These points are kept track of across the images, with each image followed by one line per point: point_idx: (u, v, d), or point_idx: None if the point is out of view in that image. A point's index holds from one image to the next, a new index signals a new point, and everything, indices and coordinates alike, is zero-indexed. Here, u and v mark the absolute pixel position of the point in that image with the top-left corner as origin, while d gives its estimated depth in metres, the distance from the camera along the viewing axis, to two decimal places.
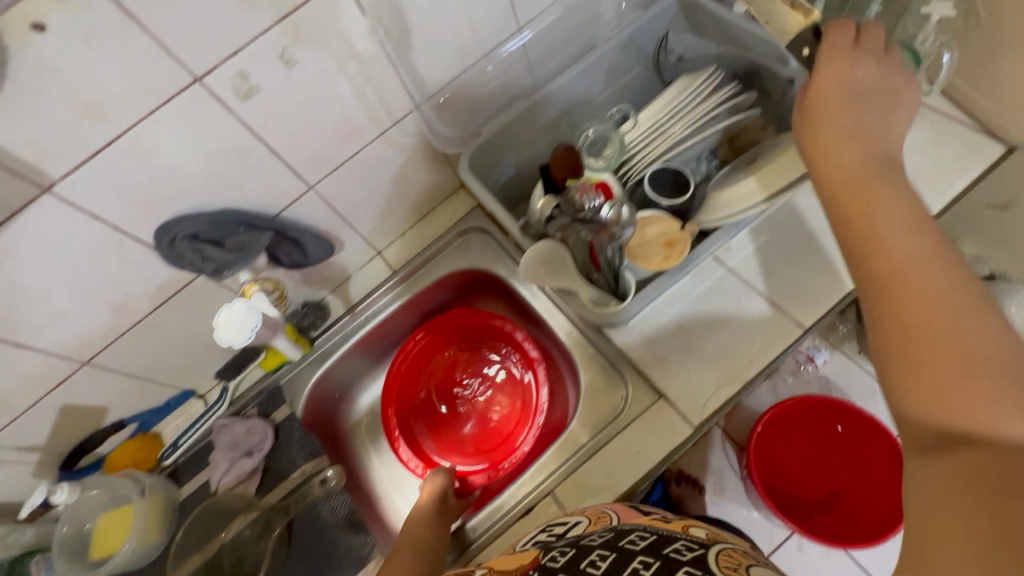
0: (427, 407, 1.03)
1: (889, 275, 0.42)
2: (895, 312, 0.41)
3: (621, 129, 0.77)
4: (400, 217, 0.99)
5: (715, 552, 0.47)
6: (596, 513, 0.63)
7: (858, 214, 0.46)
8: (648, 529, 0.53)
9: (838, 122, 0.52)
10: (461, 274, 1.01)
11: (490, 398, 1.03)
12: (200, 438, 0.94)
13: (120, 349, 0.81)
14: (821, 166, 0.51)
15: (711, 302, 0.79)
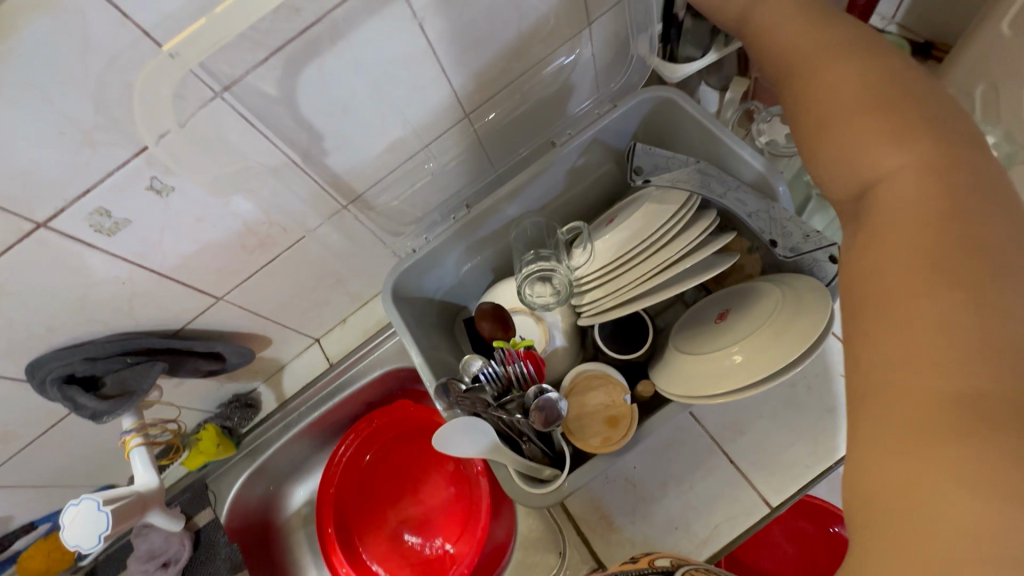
0: (369, 505, 0.95)
1: (892, 316, 0.34)
2: (875, 281, 0.37)
3: (572, 260, 0.66)
4: (339, 305, 0.88)
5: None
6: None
7: (863, 163, 0.41)
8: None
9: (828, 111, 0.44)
10: (407, 371, 0.92)
11: (437, 501, 0.94)
12: (120, 536, 0.88)
13: (14, 469, 0.74)
14: (813, 131, 0.45)
15: (669, 459, 0.69)
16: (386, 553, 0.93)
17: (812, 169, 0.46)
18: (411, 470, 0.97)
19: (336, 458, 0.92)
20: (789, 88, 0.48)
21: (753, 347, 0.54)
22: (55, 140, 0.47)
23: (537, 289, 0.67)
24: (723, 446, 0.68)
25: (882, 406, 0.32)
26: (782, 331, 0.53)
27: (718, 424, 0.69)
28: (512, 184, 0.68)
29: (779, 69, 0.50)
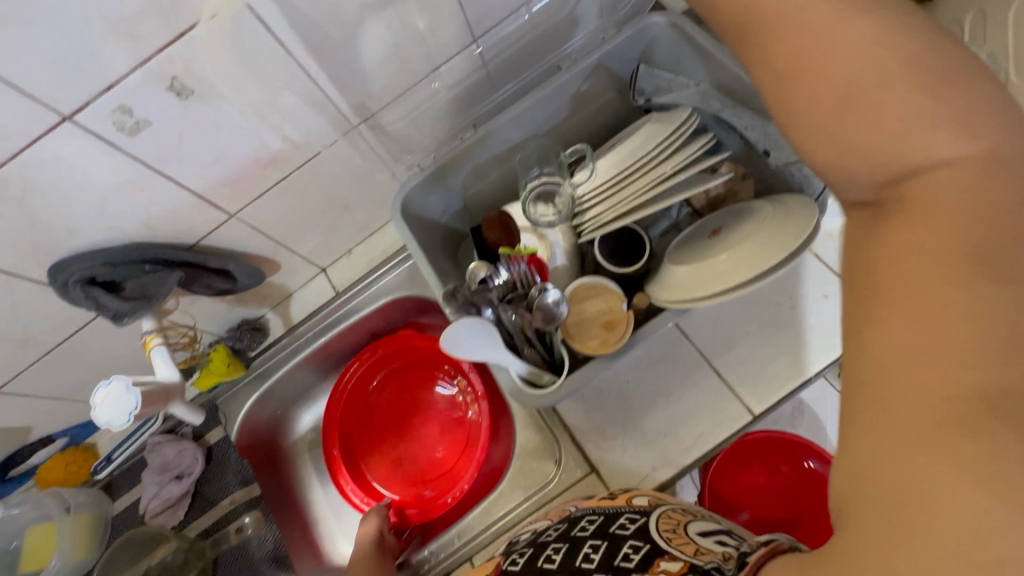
0: (373, 430, 1.00)
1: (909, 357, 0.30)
2: (880, 280, 0.32)
3: (574, 179, 0.68)
4: (345, 234, 0.91)
5: (653, 517, 0.56)
6: (549, 510, 0.72)
7: (875, 149, 0.34)
8: (594, 515, 0.62)
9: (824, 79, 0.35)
10: (409, 300, 0.95)
11: (435, 428, 0.99)
12: (134, 452, 0.92)
13: (33, 377, 0.76)
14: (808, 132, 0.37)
15: (658, 372, 0.73)
16: (385, 474, 0.97)
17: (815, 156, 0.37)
18: (411, 399, 1.01)
19: (341, 381, 0.96)
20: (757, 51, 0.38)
21: (746, 252, 0.57)
22: (81, 30, 0.48)
23: (540, 207, 0.69)
24: (711, 362, 0.72)
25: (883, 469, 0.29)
26: (773, 237, 0.56)
27: (707, 341, 0.73)
28: (518, 106, 0.69)
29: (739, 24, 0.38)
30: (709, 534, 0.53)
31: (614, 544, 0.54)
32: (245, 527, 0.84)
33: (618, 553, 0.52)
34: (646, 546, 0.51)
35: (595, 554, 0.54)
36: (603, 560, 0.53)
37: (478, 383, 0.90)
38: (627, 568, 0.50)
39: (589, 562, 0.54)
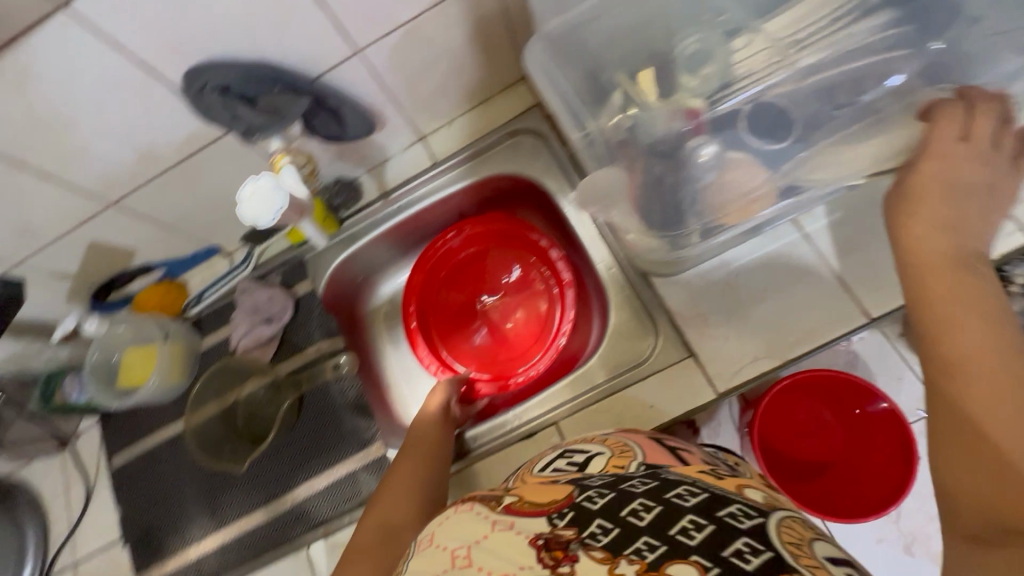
0: (448, 304, 1.01)
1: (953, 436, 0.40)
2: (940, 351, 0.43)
3: (733, 42, 0.61)
4: (452, 101, 0.88)
5: (772, 522, 0.45)
6: (617, 447, 0.61)
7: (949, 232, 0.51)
8: (693, 486, 0.50)
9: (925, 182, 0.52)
10: (505, 179, 0.92)
11: (506, 312, 1.00)
12: (223, 295, 0.95)
13: (148, 196, 0.78)
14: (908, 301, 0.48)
15: (771, 267, 0.72)
16: (455, 349, 1.00)
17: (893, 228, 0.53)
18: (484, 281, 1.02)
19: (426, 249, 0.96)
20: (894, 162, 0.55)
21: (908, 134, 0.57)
22: None
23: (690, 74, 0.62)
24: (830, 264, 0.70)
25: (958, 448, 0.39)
26: (964, 135, 0.52)
27: (828, 243, 0.71)
28: None
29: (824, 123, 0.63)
30: (838, 564, 0.44)
31: (723, 536, 0.43)
32: (342, 365, 0.84)
33: (726, 548, 0.42)
34: (768, 555, 0.41)
35: (696, 535, 0.44)
36: (704, 547, 0.43)
37: (566, 270, 0.89)
38: (739, 568, 0.40)
39: (686, 540, 0.43)
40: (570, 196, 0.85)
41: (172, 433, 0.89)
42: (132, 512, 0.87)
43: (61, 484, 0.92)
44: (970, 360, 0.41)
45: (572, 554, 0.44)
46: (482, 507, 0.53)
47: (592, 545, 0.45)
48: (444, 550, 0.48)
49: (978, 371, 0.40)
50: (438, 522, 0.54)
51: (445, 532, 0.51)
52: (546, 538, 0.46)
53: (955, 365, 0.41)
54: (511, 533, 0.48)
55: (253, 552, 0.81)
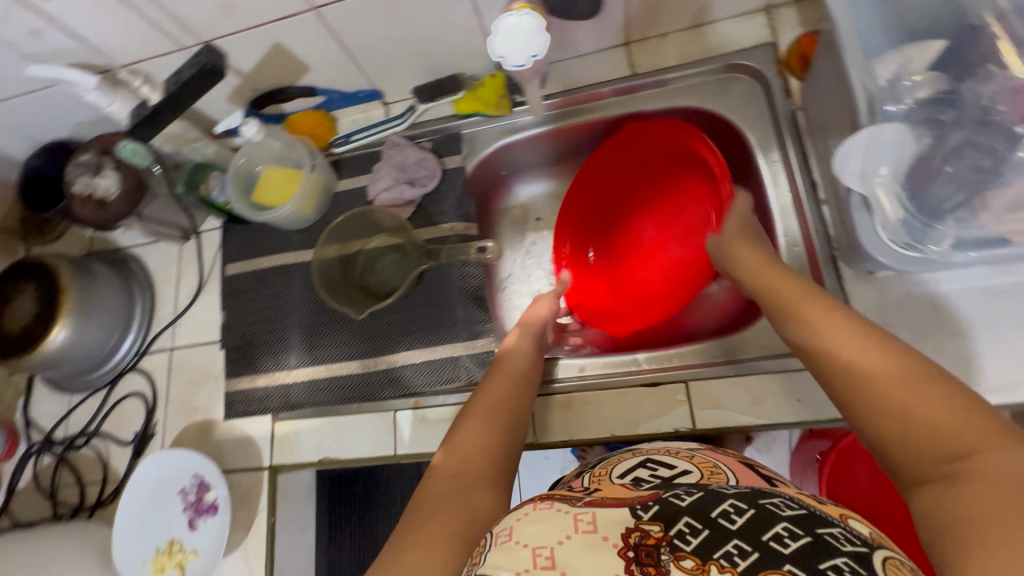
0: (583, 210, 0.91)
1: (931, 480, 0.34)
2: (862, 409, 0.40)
3: None
4: (679, 9, 0.78)
5: (878, 555, 0.33)
6: (708, 467, 0.48)
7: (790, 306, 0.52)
8: (790, 498, 0.40)
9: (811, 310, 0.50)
10: (699, 116, 0.83)
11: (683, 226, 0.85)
12: (370, 143, 0.91)
13: (350, 13, 0.73)
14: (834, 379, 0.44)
15: (988, 303, 0.63)
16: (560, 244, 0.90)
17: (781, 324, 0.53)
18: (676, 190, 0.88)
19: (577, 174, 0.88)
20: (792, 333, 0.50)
21: None
22: None
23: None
24: None
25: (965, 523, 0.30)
26: None
27: None
28: None
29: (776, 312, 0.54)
30: None
31: (819, 550, 0.34)
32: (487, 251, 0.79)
33: (823, 562, 0.33)
34: None
35: (791, 542, 0.35)
36: (799, 559, 0.34)
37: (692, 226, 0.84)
38: None
39: (778, 547, 0.35)
40: (772, 155, 0.76)
41: (291, 261, 0.90)
42: (234, 322, 0.89)
43: (175, 273, 0.95)
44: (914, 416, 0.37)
45: (665, 570, 0.36)
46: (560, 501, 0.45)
47: (682, 552, 0.37)
48: (521, 547, 0.39)
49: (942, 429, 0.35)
50: (518, 517, 0.43)
51: (523, 526, 0.41)
52: (634, 536, 0.39)
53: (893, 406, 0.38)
54: (598, 540, 0.39)
55: (340, 397, 0.82)
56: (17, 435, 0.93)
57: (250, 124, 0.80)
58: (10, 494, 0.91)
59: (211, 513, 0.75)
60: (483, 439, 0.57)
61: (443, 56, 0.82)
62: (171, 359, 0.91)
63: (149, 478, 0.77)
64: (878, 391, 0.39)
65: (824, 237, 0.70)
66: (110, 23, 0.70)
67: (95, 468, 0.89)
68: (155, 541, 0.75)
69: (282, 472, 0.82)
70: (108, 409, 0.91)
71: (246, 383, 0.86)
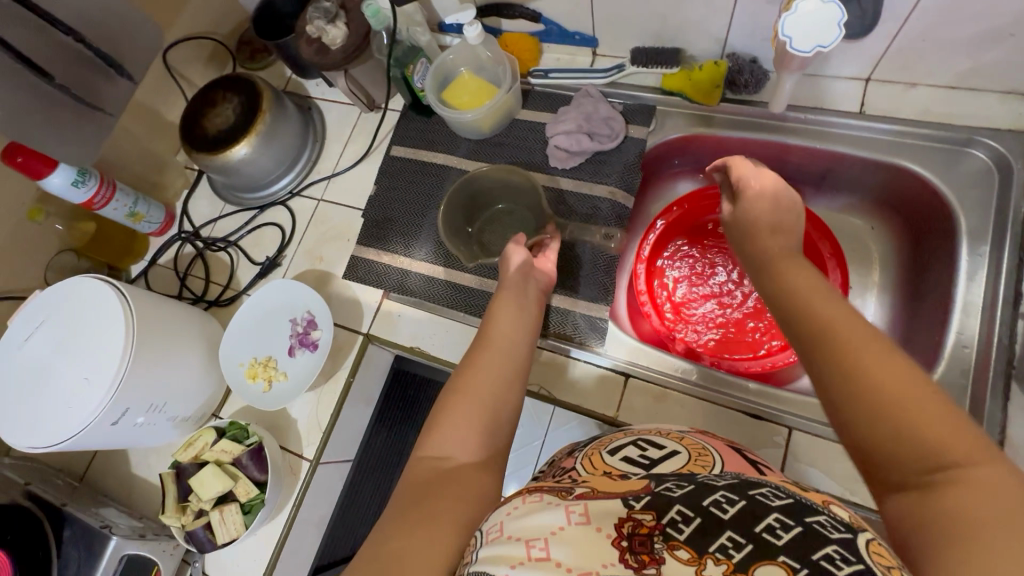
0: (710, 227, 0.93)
1: (950, 542, 0.32)
2: (863, 403, 0.38)
3: None
4: (950, 62, 0.71)
5: (861, 539, 0.36)
6: (696, 450, 0.54)
7: (801, 311, 0.47)
8: (775, 488, 0.43)
9: (862, 361, 0.40)
10: (913, 182, 0.77)
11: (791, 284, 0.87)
12: (565, 86, 0.92)
13: None
14: (840, 379, 0.40)
15: None
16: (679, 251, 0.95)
17: (814, 364, 0.43)
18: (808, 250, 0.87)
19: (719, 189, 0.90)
20: (800, 336, 0.46)
21: None
22: None
23: None
24: None
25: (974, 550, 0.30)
26: None
27: None
28: None
29: (786, 311, 0.48)
30: None
31: (812, 538, 0.36)
32: None
33: (817, 552, 0.35)
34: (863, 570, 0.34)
35: (780, 529, 0.37)
36: (794, 550, 0.36)
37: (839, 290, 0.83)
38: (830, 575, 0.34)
39: (771, 539, 0.37)
40: (981, 248, 0.70)
41: (450, 165, 0.94)
42: (381, 197, 0.95)
43: (346, 134, 1.03)
44: (905, 406, 0.37)
45: (659, 558, 0.38)
46: (551, 496, 0.45)
47: (676, 542, 0.39)
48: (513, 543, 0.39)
49: (987, 505, 0.32)
50: (506, 512, 0.44)
51: (515, 528, 0.41)
52: (626, 526, 0.40)
53: (833, 357, 0.41)
54: (590, 530, 0.40)
55: (450, 300, 0.86)
56: (172, 219, 1.06)
57: (475, 27, 0.82)
58: (151, 265, 1.03)
59: (310, 348, 0.82)
60: (472, 416, 0.56)
61: (677, 25, 0.81)
62: (316, 208, 0.99)
63: (268, 298, 0.85)
64: (965, 530, 0.32)
65: (1006, 353, 0.64)
66: None
67: (223, 271, 1.00)
68: (256, 352, 0.83)
69: (374, 343, 0.88)
70: (251, 227, 1.01)
71: (372, 254, 0.92)
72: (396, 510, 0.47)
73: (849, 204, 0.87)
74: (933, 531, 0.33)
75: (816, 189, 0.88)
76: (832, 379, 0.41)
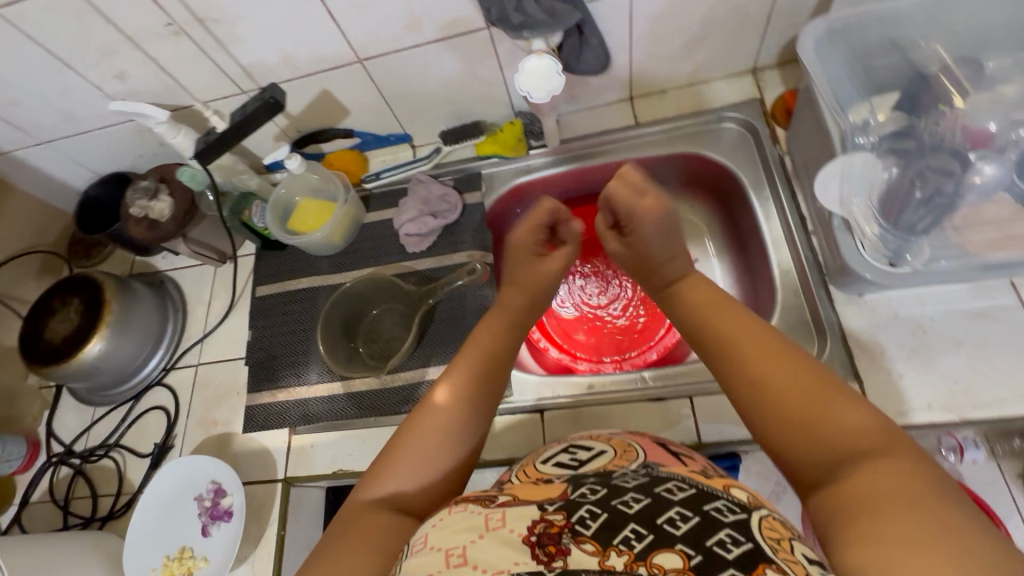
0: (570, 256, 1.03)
1: (856, 512, 0.37)
2: (775, 409, 0.44)
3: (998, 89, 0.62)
4: (676, 69, 0.89)
5: (754, 520, 0.40)
6: (621, 447, 0.55)
7: (711, 330, 0.53)
8: (681, 479, 0.45)
9: (768, 370, 0.46)
10: (699, 161, 0.92)
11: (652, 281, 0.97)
12: (398, 181, 1.00)
13: (390, 67, 0.84)
14: (755, 393, 0.46)
15: (969, 321, 0.68)
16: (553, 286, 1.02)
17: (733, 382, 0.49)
18: None
19: None
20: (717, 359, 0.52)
21: None
22: None
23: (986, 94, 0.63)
24: None
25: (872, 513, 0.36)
26: None
27: None
28: None
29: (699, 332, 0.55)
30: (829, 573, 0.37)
31: (707, 526, 0.39)
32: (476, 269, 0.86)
33: (710, 537, 0.38)
34: (749, 546, 0.37)
35: (679, 520, 0.40)
36: (690, 538, 0.38)
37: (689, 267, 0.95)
38: (720, 558, 0.36)
39: (671, 529, 0.39)
40: (764, 193, 0.84)
41: (317, 284, 0.96)
42: (259, 339, 0.94)
43: (208, 293, 1.02)
44: (806, 405, 0.43)
45: (565, 549, 0.39)
46: (476, 508, 0.45)
47: (583, 536, 0.40)
48: (435, 553, 0.41)
49: (879, 477, 0.37)
50: (432, 523, 0.45)
51: (437, 539, 0.42)
52: (538, 527, 0.41)
53: (745, 371, 0.48)
54: (506, 534, 0.41)
55: (357, 410, 0.85)
56: (37, 447, 0.96)
57: (294, 158, 0.88)
58: (24, 506, 0.92)
59: (225, 519, 0.77)
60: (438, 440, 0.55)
61: (467, 104, 0.93)
62: (196, 374, 0.96)
63: (164, 484, 0.79)
64: (863, 503, 0.37)
65: (816, 265, 0.76)
66: (187, 69, 0.82)
67: (110, 478, 0.91)
68: (166, 547, 0.76)
69: (295, 485, 0.83)
70: (131, 420, 0.95)
71: (266, 397, 0.89)
72: (336, 534, 0.49)
73: (667, 196, 1.00)
74: (837, 509, 0.38)
75: None
76: (746, 390, 0.47)
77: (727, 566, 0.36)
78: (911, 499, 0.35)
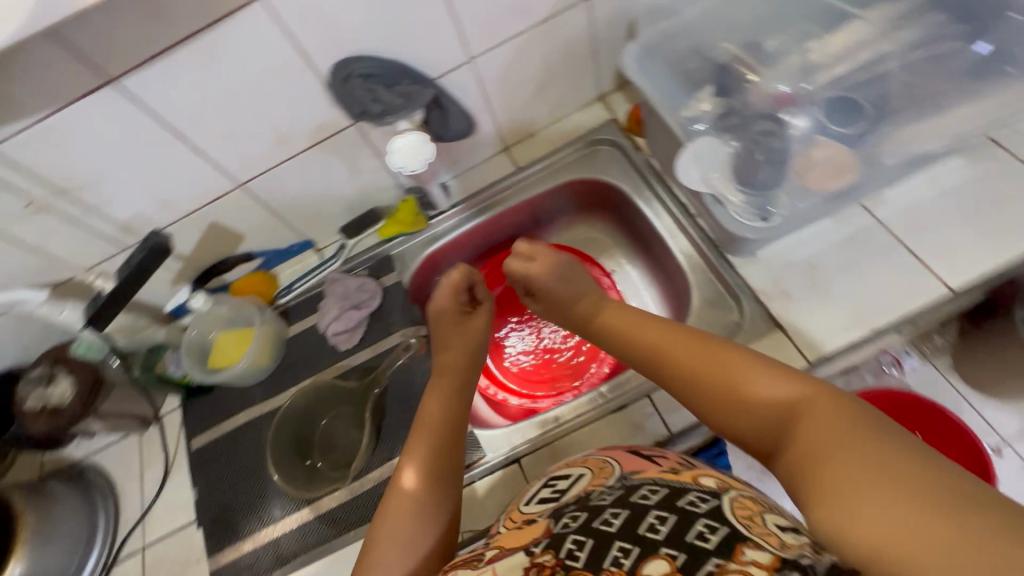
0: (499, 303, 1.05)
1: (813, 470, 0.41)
2: (724, 401, 0.51)
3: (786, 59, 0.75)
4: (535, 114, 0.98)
5: (725, 506, 0.43)
6: (597, 465, 0.56)
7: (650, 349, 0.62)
8: (652, 483, 0.48)
9: (708, 368, 0.54)
10: (583, 184, 0.99)
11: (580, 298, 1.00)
12: (312, 287, 0.99)
13: (272, 182, 0.86)
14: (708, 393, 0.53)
15: (850, 247, 0.76)
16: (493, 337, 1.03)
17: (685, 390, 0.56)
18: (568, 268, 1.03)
19: None
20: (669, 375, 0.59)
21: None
22: None
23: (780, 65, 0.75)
24: (906, 242, 0.74)
25: (833, 471, 0.39)
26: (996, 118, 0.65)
27: (901, 224, 0.76)
28: None
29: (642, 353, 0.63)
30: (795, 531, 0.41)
31: (683, 521, 0.41)
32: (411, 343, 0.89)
33: (689, 533, 0.40)
34: (724, 530, 0.40)
35: (657, 525, 0.42)
36: (671, 538, 0.40)
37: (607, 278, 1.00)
38: (701, 550, 0.39)
39: (653, 536, 0.41)
40: (646, 195, 0.92)
41: (256, 415, 0.91)
42: (208, 493, 0.87)
43: (138, 465, 0.93)
44: (748, 389, 0.50)
45: None
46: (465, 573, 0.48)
47: (575, 568, 0.42)
48: None
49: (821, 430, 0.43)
50: None
51: None
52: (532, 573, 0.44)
53: (690, 377, 0.55)
54: None
55: (334, 530, 0.79)
56: None
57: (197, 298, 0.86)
58: None
59: None
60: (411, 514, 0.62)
61: (358, 196, 0.97)
62: (144, 559, 0.85)
63: None
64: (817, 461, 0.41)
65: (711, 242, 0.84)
66: (60, 241, 0.79)
67: None
68: None
69: None
70: None
71: (231, 553, 0.81)
72: None
73: (568, 223, 1.07)
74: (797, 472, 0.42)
75: (541, 228, 1.07)
76: (695, 391, 0.55)
77: (708, 556, 0.38)
78: (859, 445, 0.39)
